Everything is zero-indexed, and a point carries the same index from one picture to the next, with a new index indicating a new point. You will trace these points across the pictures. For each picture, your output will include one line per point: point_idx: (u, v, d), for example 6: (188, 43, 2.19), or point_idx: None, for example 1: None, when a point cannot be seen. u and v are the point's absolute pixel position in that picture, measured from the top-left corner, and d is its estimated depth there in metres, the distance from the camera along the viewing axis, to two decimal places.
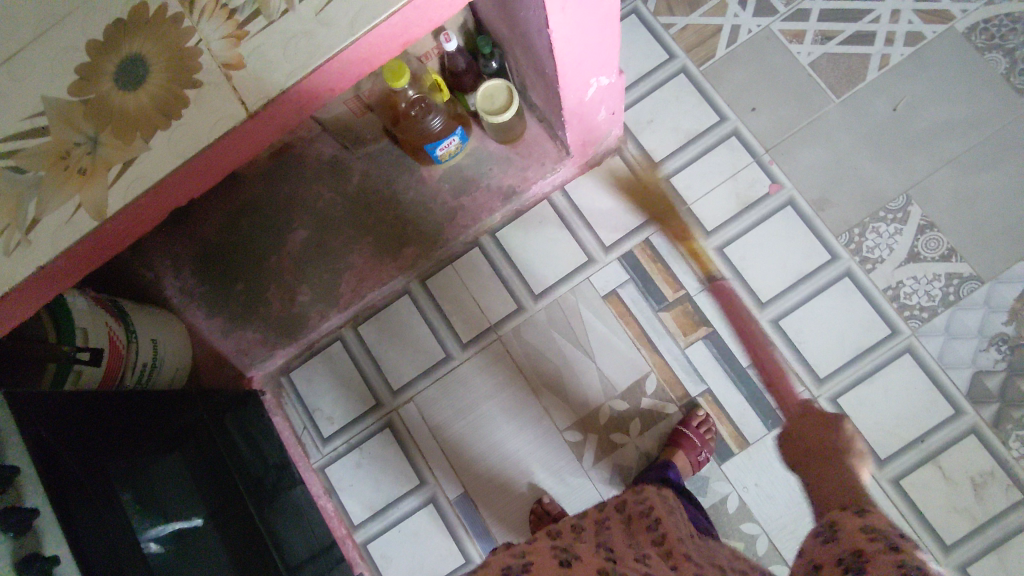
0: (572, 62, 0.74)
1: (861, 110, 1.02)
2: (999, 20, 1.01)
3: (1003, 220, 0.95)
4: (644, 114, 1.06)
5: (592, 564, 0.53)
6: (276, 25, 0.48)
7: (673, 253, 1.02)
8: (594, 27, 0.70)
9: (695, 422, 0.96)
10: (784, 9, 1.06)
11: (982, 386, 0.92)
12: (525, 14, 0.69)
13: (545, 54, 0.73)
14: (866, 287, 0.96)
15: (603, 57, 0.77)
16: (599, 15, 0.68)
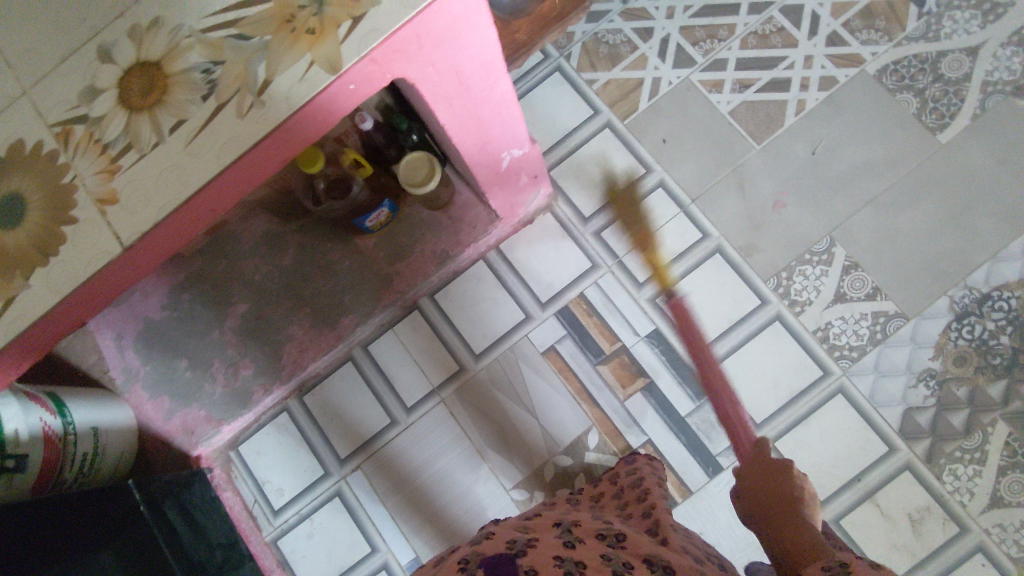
0: (473, 147, 0.76)
1: (782, 155, 1.03)
2: (907, 61, 1.03)
3: (923, 258, 0.97)
4: (571, 171, 1.07)
5: (592, 545, 0.59)
6: (147, 158, 0.50)
7: (608, 306, 1.03)
8: (490, 118, 0.72)
9: None
10: (702, 59, 1.08)
11: (913, 422, 0.94)
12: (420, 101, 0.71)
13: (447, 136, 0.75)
14: (795, 329, 0.98)
15: (509, 136, 0.78)
16: (491, 109, 0.70)
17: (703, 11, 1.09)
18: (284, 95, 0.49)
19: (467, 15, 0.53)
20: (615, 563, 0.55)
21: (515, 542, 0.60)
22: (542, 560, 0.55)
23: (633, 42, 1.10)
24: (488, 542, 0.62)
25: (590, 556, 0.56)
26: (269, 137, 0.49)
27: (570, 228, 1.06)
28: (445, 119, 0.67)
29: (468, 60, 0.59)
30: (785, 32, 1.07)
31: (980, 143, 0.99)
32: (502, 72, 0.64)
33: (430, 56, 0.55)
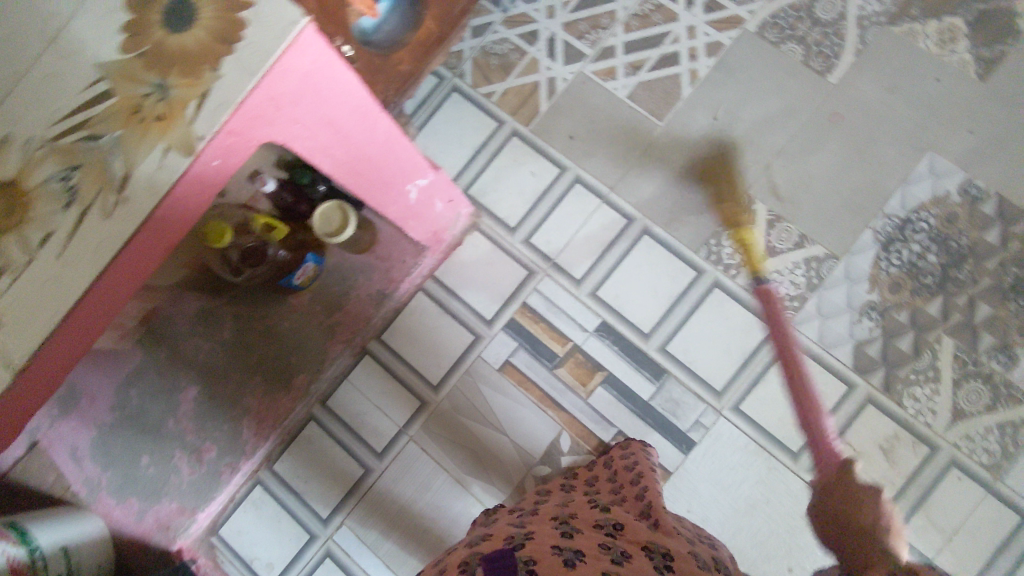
0: (375, 187, 0.76)
1: (685, 127, 1.04)
2: (783, 13, 1.05)
3: (839, 196, 0.99)
4: (489, 185, 1.08)
5: (591, 537, 0.58)
6: (24, 278, 0.49)
7: (553, 310, 1.04)
8: (381, 158, 0.72)
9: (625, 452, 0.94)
10: (591, 51, 1.09)
11: (865, 356, 0.95)
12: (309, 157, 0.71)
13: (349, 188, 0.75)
14: (734, 292, 1.00)
15: (407, 171, 0.78)
16: (378, 147, 0.69)
17: (582, 4, 1.11)
18: (146, 185, 0.48)
19: (322, 68, 0.53)
20: (613, 551, 0.55)
21: (514, 538, 0.59)
22: (542, 551, 0.54)
23: (521, 48, 1.11)
24: (487, 543, 0.61)
25: (589, 546, 0.55)
26: (141, 232, 0.49)
27: (501, 242, 1.06)
28: (330, 168, 0.67)
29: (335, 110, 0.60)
30: (663, 8, 1.09)
31: (869, 76, 1.01)
32: (376, 112, 0.63)
33: (292, 117, 0.56)
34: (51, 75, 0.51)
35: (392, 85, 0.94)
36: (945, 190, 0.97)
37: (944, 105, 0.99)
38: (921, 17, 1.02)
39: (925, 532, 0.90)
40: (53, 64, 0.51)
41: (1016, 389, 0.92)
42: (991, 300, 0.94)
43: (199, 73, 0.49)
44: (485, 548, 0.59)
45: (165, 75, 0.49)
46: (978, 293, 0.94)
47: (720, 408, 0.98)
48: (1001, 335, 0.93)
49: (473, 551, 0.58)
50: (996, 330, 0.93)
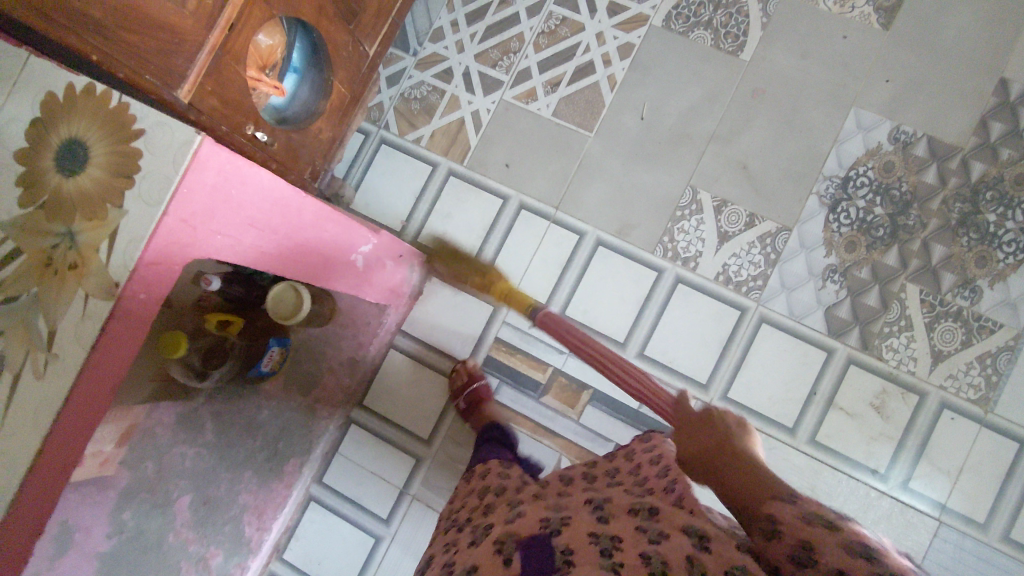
0: (320, 265, 0.75)
1: (615, 132, 1.05)
2: (684, 2, 1.06)
3: (778, 170, 1.00)
4: (437, 230, 1.07)
5: (629, 518, 0.56)
6: None
7: (526, 339, 1.03)
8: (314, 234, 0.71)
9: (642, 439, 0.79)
10: (507, 77, 1.09)
11: (837, 318, 0.96)
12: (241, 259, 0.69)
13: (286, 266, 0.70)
14: (699, 283, 1.00)
15: (346, 241, 0.78)
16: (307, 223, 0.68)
17: (490, 32, 1.10)
18: (71, 338, 0.47)
19: (227, 175, 0.52)
20: (649, 529, 0.54)
21: (549, 519, 0.58)
22: (578, 538, 0.55)
23: (439, 88, 1.10)
24: (522, 519, 0.61)
25: (628, 531, 0.54)
26: (78, 387, 0.47)
27: (460, 283, 1.06)
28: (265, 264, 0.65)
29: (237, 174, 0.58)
30: (568, 20, 1.08)
31: (780, 48, 1.02)
32: (298, 198, 0.64)
33: (218, 232, 0.54)
34: None
35: (318, 154, 0.93)
36: (876, 142, 0.99)
37: (856, 62, 1.00)
38: None
39: (933, 477, 0.91)
40: None
41: (987, 320, 0.93)
42: (944, 239, 0.95)
43: (103, 214, 0.47)
44: (519, 527, 0.58)
45: (71, 222, 0.48)
46: (931, 235, 0.95)
47: (710, 401, 0.98)
48: (962, 271, 0.94)
49: (508, 529, 0.59)
50: (955, 267, 0.94)
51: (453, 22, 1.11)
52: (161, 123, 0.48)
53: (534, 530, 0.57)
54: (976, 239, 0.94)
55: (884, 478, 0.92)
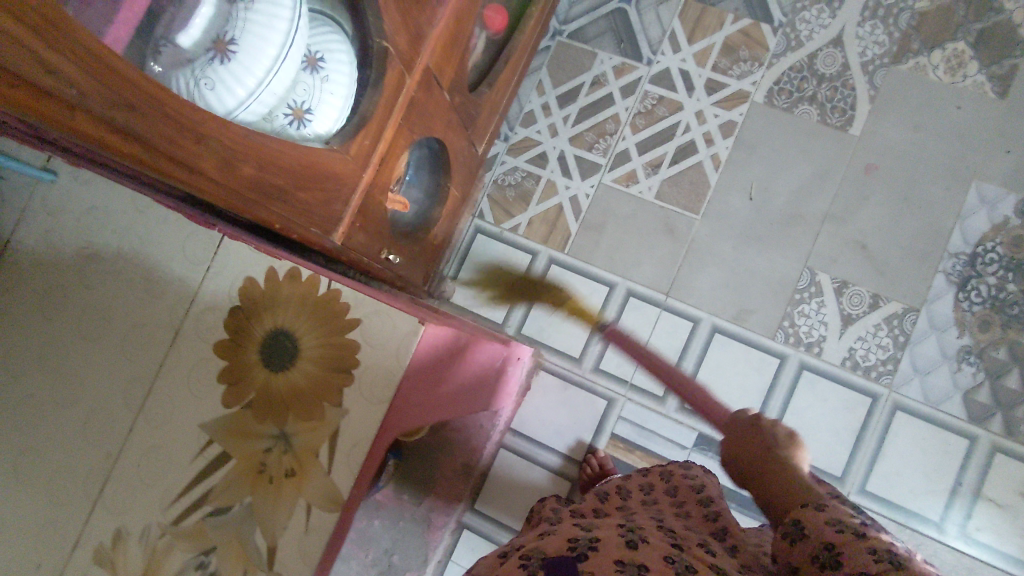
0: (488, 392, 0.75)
1: (724, 213, 1.01)
2: (786, 77, 1.03)
3: (899, 248, 0.97)
4: (541, 321, 1.04)
5: (660, 549, 0.48)
6: None
7: (644, 434, 0.99)
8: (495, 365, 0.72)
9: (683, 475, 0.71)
10: (605, 160, 1.06)
11: (977, 403, 0.92)
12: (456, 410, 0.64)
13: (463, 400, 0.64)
14: (825, 369, 0.96)
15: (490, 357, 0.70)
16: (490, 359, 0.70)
17: (583, 114, 1.07)
18: (294, 536, 0.48)
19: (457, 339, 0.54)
20: (680, 566, 0.46)
21: (577, 541, 0.48)
22: (604, 565, 0.44)
23: (533, 173, 1.07)
24: (545, 539, 0.51)
25: (654, 559, 0.46)
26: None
27: (569, 374, 1.02)
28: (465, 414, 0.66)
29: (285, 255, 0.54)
30: (665, 99, 1.05)
31: (891, 121, 0.99)
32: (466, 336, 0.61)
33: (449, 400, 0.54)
34: (152, 449, 0.50)
35: (430, 258, 0.90)
36: (1002, 216, 0.95)
37: (974, 133, 0.97)
38: (923, 50, 1.00)
39: None
40: (151, 430, 0.50)
41: None
42: None
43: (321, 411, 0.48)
44: (543, 548, 0.48)
45: (282, 422, 0.49)
46: None
47: (849, 494, 0.93)
48: None
49: (531, 548, 0.49)
50: None
51: (543, 106, 1.09)
52: (378, 315, 0.48)
53: (561, 550, 0.47)
54: None
55: None
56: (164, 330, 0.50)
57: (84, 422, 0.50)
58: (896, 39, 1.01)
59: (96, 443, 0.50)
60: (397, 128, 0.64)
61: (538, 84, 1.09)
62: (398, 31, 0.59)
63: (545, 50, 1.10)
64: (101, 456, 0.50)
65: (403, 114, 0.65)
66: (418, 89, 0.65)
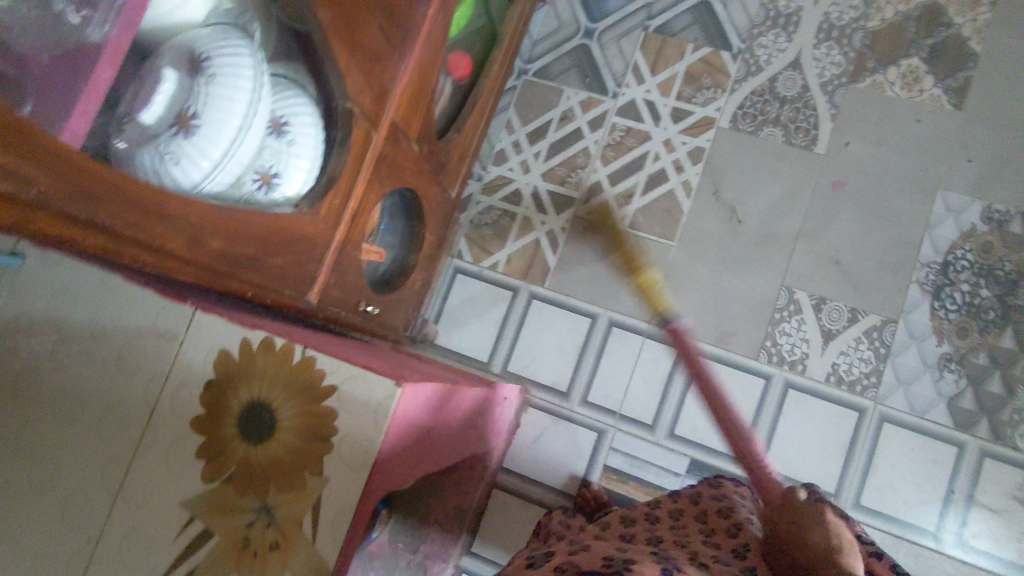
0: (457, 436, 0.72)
1: (699, 238, 1.03)
2: (749, 101, 1.05)
3: (873, 261, 0.98)
4: (526, 358, 1.04)
5: None
6: None
7: (636, 463, 0.98)
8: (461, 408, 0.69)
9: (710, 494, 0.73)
10: (578, 193, 1.07)
11: (962, 409, 0.93)
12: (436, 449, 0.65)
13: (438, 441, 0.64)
14: (809, 386, 0.97)
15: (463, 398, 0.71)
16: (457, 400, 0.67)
17: (554, 150, 1.09)
18: None
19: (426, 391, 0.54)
20: None
21: (615, 561, 0.49)
22: None
23: (509, 211, 1.09)
24: (580, 556, 0.52)
25: None
26: None
27: (558, 409, 1.01)
28: (433, 461, 0.63)
29: (257, 319, 0.52)
30: (632, 130, 1.07)
31: (853, 137, 1.02)
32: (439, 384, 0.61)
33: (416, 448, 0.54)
34: (133, 532, 0.48)
35: (411, 303, 0.91)
36: (970, 223, 0.97)
37: (935, 144, 0.99)
38: (879, 67, 1.03)
39: None
40: (131, 515, 0.49)
41: None
42: None
43: (301, 480, 0.46)
44: (581, 561, 0.50)
45: (264, 494, 0.46)
46: None
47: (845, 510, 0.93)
48: None
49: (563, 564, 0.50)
50: None
51: (514, 144, 1.10)
52: (353, 377, 0.46)
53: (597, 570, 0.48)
54: None
55: None
56: (140, 413, 0.49)
57: (63, 509, 0.50)
58: (852, 58, 1.04)
59: (77, 530, 0.49)
60: (366, 183, 0.65)
61: (508, 123, 1.11)
62: (362, 91, 0.60)
63: (512, 90, 1.12)
64: (83, 544, 0.49)
65: (373, 170, 0.66)
66: (386, 143, 0.66)
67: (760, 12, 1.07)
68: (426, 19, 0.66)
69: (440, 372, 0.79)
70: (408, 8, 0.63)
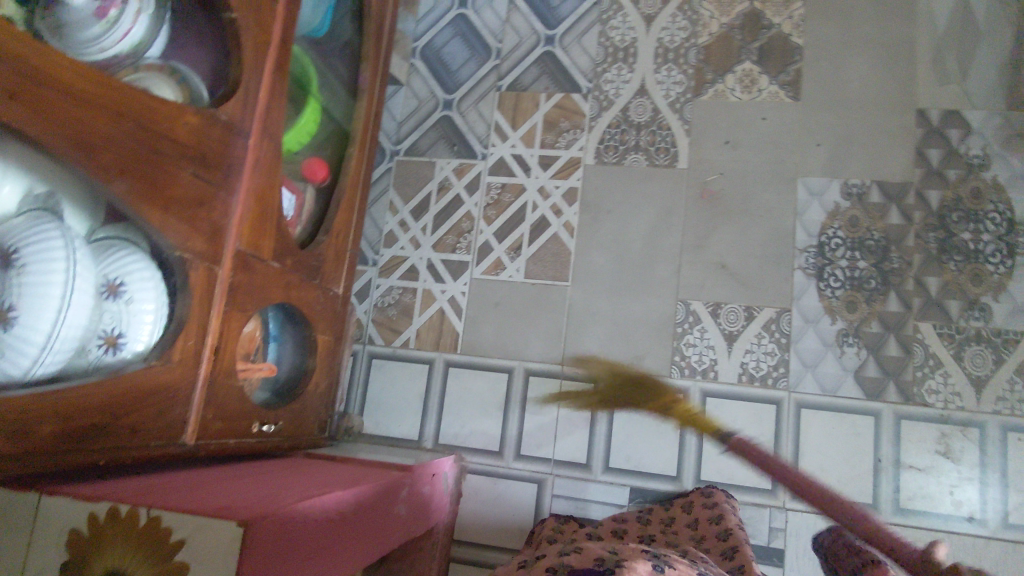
0: (378, 525, 0.74)
1: (591, 273, 1.06)
2: (608, 134, 1.10)
3: (755, 257, 1.02)
4: (454, 426, 1.05)
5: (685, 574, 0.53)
6: None
7: (580, 505, 0.99)
8: (367, 496, 0.71)
9: (702, 502, 0.86)
10: (470, 256, 1.10)
11: (869, 379, 0.96)
12: (347, 549, 0.66)
13: (345, 541, 0.66)
14: (724, 390, 0.99)
15: (371, 495, 0.72)
16: (357, 491, 0.68)
17: (439, 220, 1.12)
18: None
19: (289, 516, 0.55)
20: None
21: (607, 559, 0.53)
22: None
23: (408, 287, 1.11)
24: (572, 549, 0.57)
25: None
26: None
27: (495, 469, 1.03)
28: (342, 564, 0.65)
29: (114, 482, 0.55)
30: (507, 186, 1.11)
31: (710, 146, 1.07)
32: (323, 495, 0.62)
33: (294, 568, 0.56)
34: None
35: (321, 404, 0.92)
36: (833, 202, 1.02)
37: (784, 136, 1.05)
38: (718, 78, 1.08)
39: None
40: None
41: (1008, 333, 0.94)
42: (933, 271, 0.97)
43: None
44: (571, 562, 0.54)
45: None
46: (919, 271, 0.98)
47: (785, 504, 0.95)
48: (962, 294, 0.96)
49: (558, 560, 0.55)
50: (955, 293, 0.96)
51: (400, 223, 1.14)
52: (195, 529, 0.48)
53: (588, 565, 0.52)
54: (962, 260, 0.97)
55: (984, 523, 0.90)
56: None
57: None
58: (692, 74, 1.09)
59: None
60: (223, 315, 0.67)
61: (390, 204, 1.15)
62: (191, 236, 0.62)
63: (387, 172, 1.16)
64: None
65: (227, 301, 0.68)
66: (235, 273, 0.69)
67: (600, 50, 1.13)
68: (246, 148, 0.68)
69: (354, 471, 0.80)
70: (223, 146, 0.65)
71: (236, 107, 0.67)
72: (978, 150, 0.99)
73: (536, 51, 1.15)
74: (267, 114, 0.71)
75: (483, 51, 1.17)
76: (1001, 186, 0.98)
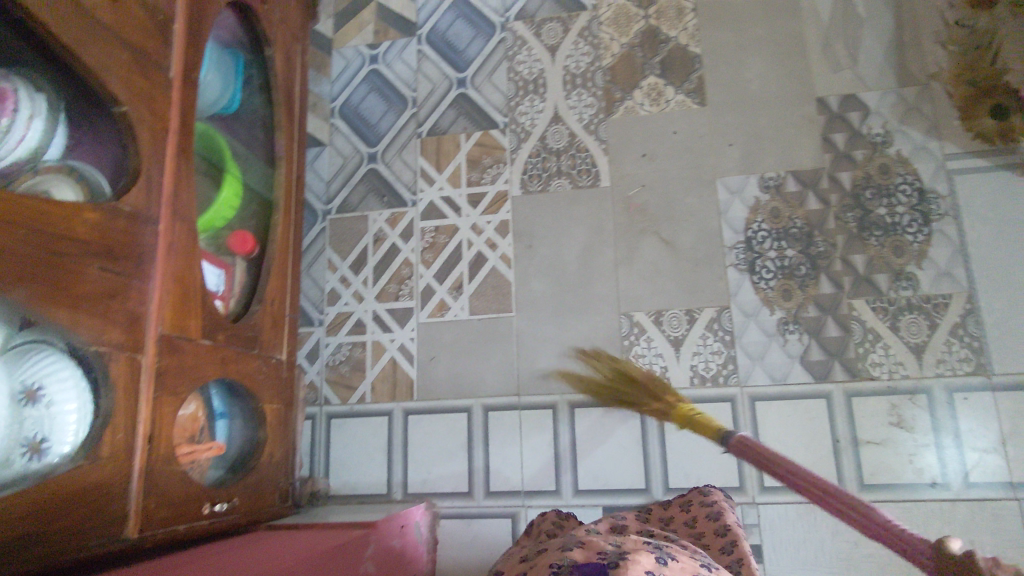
0: None
1: (533, 300, 1.07)
2: (530, 164, 1.13)
3: (688, 261, 1.05)
4: (422, 473, 1.05)
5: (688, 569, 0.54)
6: None
7: None
8: (324, 560, 0.70)
9: (703, 501, 0.78)
10: (413, 302, 1.11)
11: (814, 362, 0.98)
12: None
13: None
14: (678, 395, 1.00)
15: (330, 558, 0.71)
16: (311, 556, 0.68)
17: (378, 271, 1.13)
18: None
19: None
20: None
21: (608, 551, 0.54)
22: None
23: (358, 342, 1.11)
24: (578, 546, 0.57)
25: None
26: None
27: (467, 510, 1.02)
28: None
29: None
30: (441, 228, 1.13)
31: (629, 160, 1.10)
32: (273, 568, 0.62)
33: None
34: None
35: (278, 473, 0.92)
36: (753, 197, 1.05)
37: (697, 141, 1.08)
38: (626, 95, 1.12)
39: (986, 462, 0.91)
40: None
41: (937, 298, 0.97)
42: (858, 248, 1.00)
43: None
44: (575, 556, 0.54)
45: None
46: (844, 250, 1.01)
47: (755, 499, 0.96)
48: (887, 267, 0.99)
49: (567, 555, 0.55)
50: (881, 267, 0.99)
51: (341, 279, 1.15)
52: None
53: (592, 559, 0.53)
54: (882, 234, 1.00)
55: (946, 486, 0.92)
56: None
57: None
58: (601, 95, 1.13)
59: None
60: (154, 401, 0.67)
61: (329, 263, 1.16)
62: (107, 330, 0.62)
63: (322, 232, 1.17)
64: None
65: (156, 388, 0.68)
66: (161, 358, 0.69)
67: (511, 86, 1.16)
68: (156, 235, 0.69)
69: (315, 536, 0.79)
70: (130, 236, 0.65)
71: (139, 196, 0.67)
72: (879, 128, 1.04)
73: (450, 94, 1.18)
74: (175, 198, 0.72)
75: (399, 102, 1.20)
76: (905, 159, 1.02)
